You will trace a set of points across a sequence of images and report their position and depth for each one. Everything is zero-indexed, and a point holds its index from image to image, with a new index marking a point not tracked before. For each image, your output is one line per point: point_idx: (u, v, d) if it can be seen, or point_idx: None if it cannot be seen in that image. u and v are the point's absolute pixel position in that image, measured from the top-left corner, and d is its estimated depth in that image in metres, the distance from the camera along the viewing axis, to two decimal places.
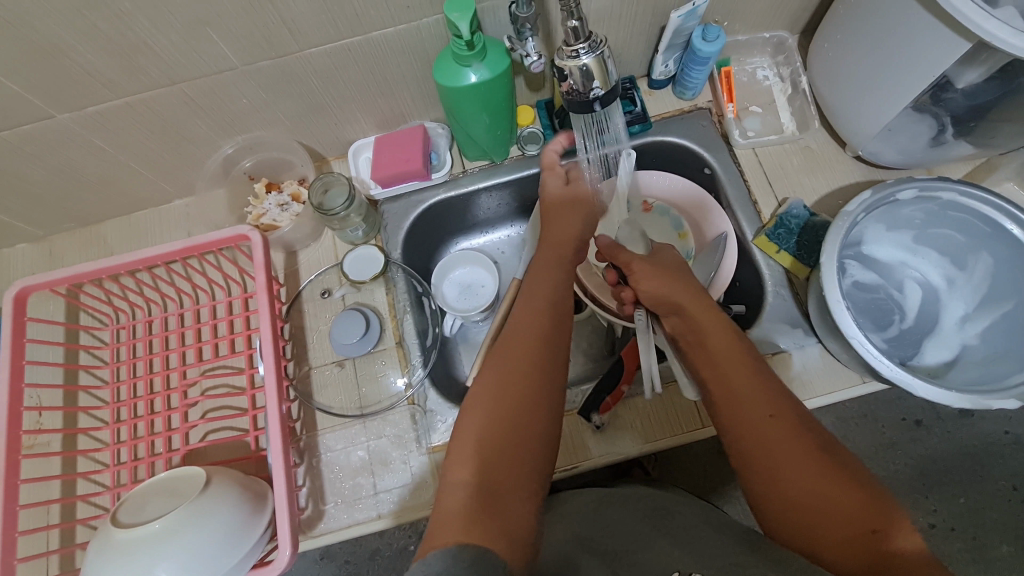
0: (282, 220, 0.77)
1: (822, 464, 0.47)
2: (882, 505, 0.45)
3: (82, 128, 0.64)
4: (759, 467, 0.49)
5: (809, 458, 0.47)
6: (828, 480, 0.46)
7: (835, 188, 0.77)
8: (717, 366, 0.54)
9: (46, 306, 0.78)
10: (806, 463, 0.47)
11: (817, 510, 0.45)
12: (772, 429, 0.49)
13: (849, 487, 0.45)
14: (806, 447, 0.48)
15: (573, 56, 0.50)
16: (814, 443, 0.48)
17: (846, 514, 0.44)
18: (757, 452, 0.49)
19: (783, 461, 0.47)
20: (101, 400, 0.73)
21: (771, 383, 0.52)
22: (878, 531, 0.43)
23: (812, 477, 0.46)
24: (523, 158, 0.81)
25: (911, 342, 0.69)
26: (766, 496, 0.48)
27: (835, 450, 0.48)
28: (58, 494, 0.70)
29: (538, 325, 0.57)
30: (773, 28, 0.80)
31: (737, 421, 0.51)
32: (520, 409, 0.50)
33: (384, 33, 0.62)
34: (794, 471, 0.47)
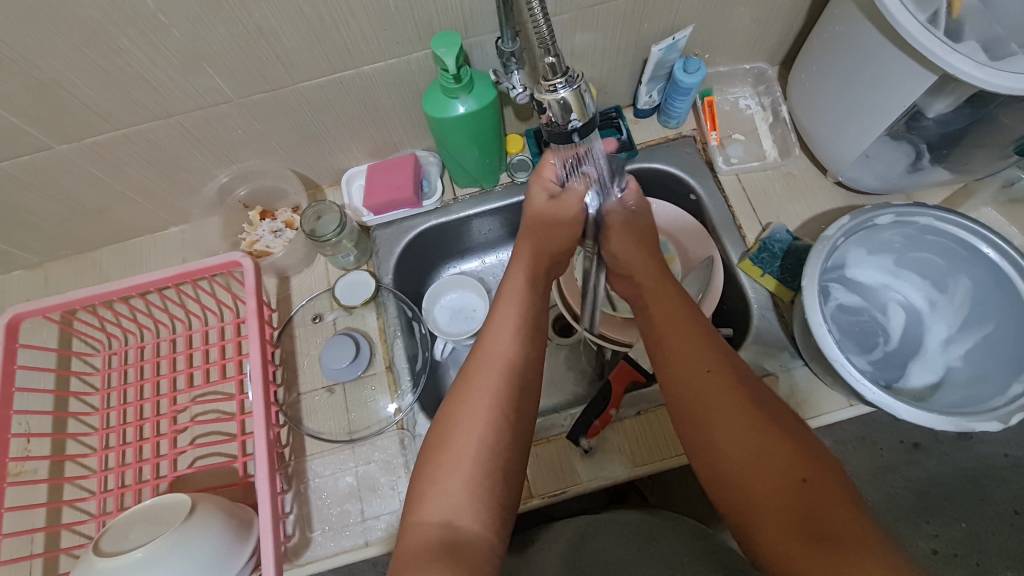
0: (275, 246, 0.79)
1: (757, 420, 0.48)
2: (812, 457, 0.46)
3: (81, 159, 0.66)
4: (699, 420, 0.51)
5: (745, 415, 0.49)
6: (763, 436, 0.47)
7: (818, 213, 0.78)
8: (664, 330, 0.57)
9: (40, 333, 0.78)
10: (744, 419, 0.49)
11: (749, 458, 0.47)
12: (711, 384, 0.51)
13: (782, 439, 0.47)
14: (741, 399, 0.50)
15: (552, 89, 0.50)
16: (750, 397, 0.50)
17: (777, 461, 0.46)
18: (697, 403, 0.51)
19: (721, 417, 0.49)
20: (90, 426, 0.73)
21: (716, 348, 0.54)
22: (806, 480, 0.45)
23: (746, 429, 0.48)
24: (512, 185, 0.83)
25: (896, 364, 0.69)
26: (709, 455, 0.49)
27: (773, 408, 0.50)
28: (42, 522, 0.69)
29: (507, 353, 0.57)
30: (753, 59, 0.83)
31: (679, 376, 0.53)
32: (496, 446, 0.51)
33: (374, 67, 0.64)
34: (729, 420, 0.49)
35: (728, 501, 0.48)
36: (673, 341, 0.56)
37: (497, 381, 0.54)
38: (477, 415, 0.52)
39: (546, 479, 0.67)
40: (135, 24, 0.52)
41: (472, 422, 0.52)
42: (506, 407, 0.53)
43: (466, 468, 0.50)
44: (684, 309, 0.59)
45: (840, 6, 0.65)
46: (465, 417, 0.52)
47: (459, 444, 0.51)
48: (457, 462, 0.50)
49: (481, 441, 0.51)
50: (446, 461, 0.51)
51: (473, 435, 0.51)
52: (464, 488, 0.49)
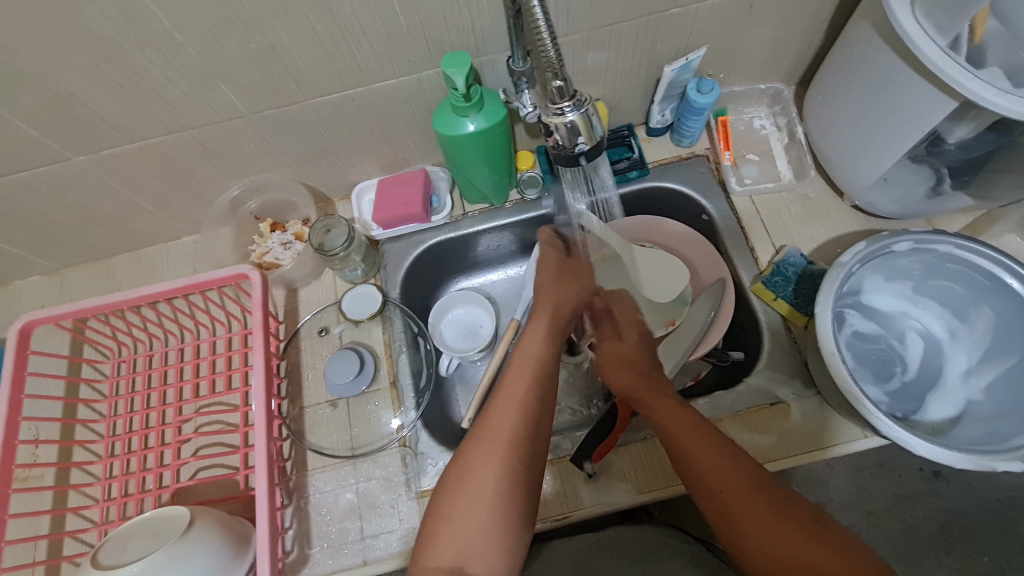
0: (284, 258, 0.79)
1: (784, 528, 0.48)
2: (845, 556, 0.45)
3: (97, 170, 0.67)
4: (731, 533, 0.50)
5: (767, 527, 0.48)
6: (794, 542, 0.47)
7: (834, 236, 0.77)
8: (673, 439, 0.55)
9: (52, 339, 0.79)
10: (770, 525, 0.48)
11: (786, 571, 0.46)
12: (734, 503, 0.50)
13: (815, 548, 0.46)
14: (763, 513, 0.49)
15: (559, 113, 0.48)
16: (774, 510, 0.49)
17: (813, 569, 0.45)
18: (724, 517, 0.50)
19: (746, 530, 0.49)
20: (97, 434, 0.74)
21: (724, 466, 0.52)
22: None
23: (776, 542, 0.47)
24: (522, 202, 0.82)
25: (914, 396, 0.67)
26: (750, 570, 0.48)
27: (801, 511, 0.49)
28: (46, 529, 0.69)
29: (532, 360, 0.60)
30: (768, 79, 0.82)
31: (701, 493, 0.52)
32: (525, 447, 0.53)
33: (385, 84, 0.65)
34: (759, 536, 0.48)
35: None
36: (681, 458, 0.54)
37: (529, 389, 0.57)
38: (496, 433, 0.53)
39: (551, 502, 0.66)
40: (152, 42, 0.53)
41: (506, 417, 0.55)
42: (526, 423, 0.54)
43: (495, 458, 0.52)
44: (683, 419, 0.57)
45: (857, 29, 0.64)
46: (487, 434, 0.54)
47: (493, 445, 0.53)
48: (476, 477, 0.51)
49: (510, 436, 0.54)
50: (468, 474, 0.52)
51: (495, 452, 0.52)
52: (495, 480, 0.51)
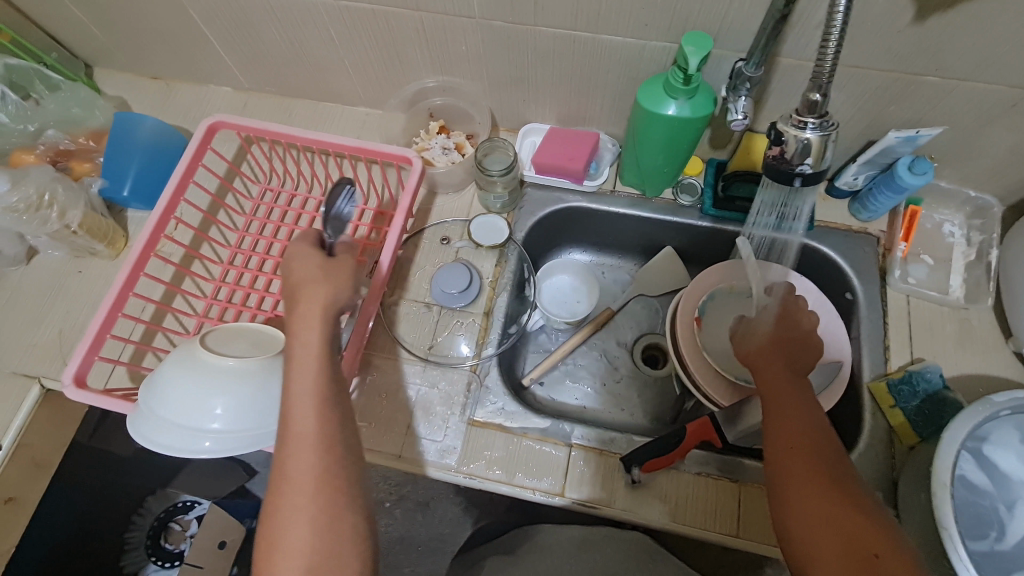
0: (439, 161, 0.81)
1: (830, 497, 0.48)
2: (880, 530, 0.46)
3: (327, 15, 0.72)
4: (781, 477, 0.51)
5: (814, 483, 0.49)
6: (835, 507, 0.48)
7: (981, 373, 0.70)
8: (766, 384, 0.58)
9: (221, 145, 0.87)
10: (818, 488, 0.49)
11: (818, 526, 0.48)
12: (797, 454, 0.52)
13: (855, 517, 0.47)
14: (817, 476, 0.50)
15: (798, 126, 0.45)
16: (828, 474, 0.50)
17: (847, 529, 0.46)
18: (779, 464, 0.52)
19: (795, 476, 0.51)
20: (225, 240, 0.80)
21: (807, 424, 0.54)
22: (876, 556, 0.44)
23: (818, 500, 0.49)
24: (673, 204, 0.81)
25: (999, 567, 0.61)
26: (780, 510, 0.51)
27: (852, 483, 0.50)
28: (157, 298, 0.77)
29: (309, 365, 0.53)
30: (981, 188, 0.76)
31: (772, 430, 0.54)
32: (308, 439, 0.51)
33: (613, 39, 0.65)
34: (803, 490, 0.49)
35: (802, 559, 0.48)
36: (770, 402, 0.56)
37: (314, 422, 0.51)
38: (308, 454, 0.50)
39: (585, 486, 0.67)
40: None
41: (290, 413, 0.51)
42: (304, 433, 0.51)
43: (319, 503, 0.49)
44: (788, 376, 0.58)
45: None
46: (297, 469, 0.49)
47: (288, 468, 0.50)
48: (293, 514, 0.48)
49: (318, 472, 0.49)
50: (286, 511, 0.49)
51: (307, 494, 0.49)
52: (307, 525, 0.48)
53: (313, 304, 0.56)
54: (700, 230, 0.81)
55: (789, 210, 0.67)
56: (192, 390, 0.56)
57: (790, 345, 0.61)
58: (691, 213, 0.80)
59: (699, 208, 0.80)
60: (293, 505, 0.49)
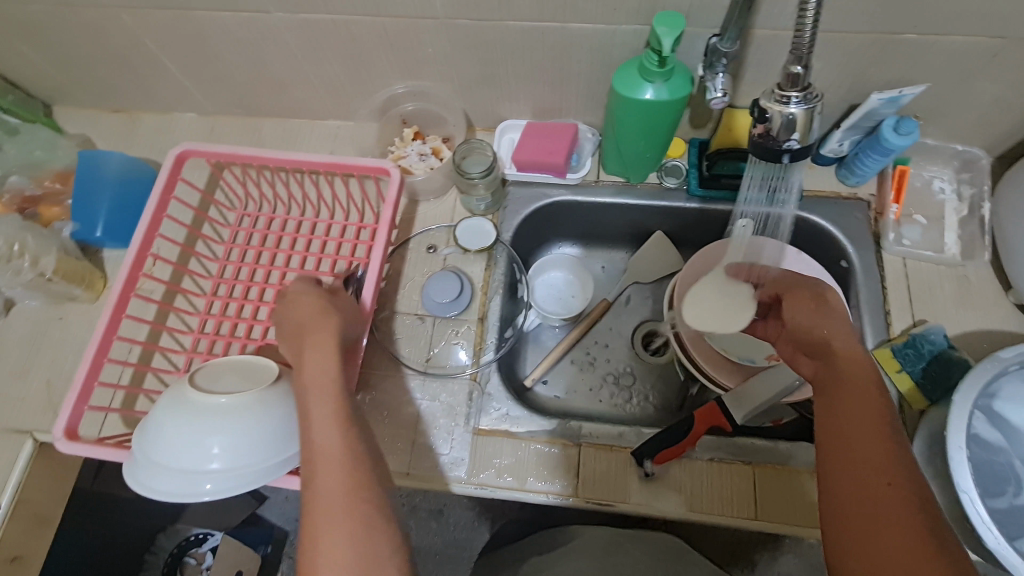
0: (417, 168, 0.80)
1: (922, 559, 0.37)
2: None
3: (286, 30, 0.69)
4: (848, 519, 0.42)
5: (888, 526, 0.40)
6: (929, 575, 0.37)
7: (984, 329, 0.70)
8: (842, 393, 0.47)
9: (193, 174, 0.84)
10: (907, 543, 0.38)
11: None
12: (881, 493, 0.41)
13: None
14: (910, 529, 0.39)
15: (782, 101, 0.44)
16: (923, 529, 0.39)
17: None
18: (852, 501, 0.42)
19: (866, 515, 0.41)
20: (207, 271, 0.78)
21: (892, 456, 0.43)
22: None
23: (906, 561, 0.38)
24: (659, 188, 0.80)
25: (1019, 523, 0.61)
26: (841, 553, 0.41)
27: (953, 542, 0.38)
28: (143, 337, 0.75)
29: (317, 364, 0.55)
30: (968, 142, 0.74)
31: (845, 460, 0.44)
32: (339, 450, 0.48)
33: (582, 27, 0.63)
34: (886, 542, 0.39)
35: None
36: (832, 407, 0.47)
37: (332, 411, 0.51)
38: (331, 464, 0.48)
39: (598, 484, 0.65)
40: None
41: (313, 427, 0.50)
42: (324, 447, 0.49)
43: (351, 494, 0.46)
44: (873, 380, 0.47)
45: None
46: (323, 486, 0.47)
47: (318, 477, 0.47)
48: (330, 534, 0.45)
49: (346, 457, 0.48)
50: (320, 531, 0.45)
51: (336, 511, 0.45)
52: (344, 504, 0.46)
53: (322, 336, 0.57)
54: (689, 212, 0.80)
55: (779, 182, 0.65)
56: (186, 431, 0.54)
57: (832, 293, 0.54)
58: (678, 195, 0.79)
59: (685, 190, 0.79)
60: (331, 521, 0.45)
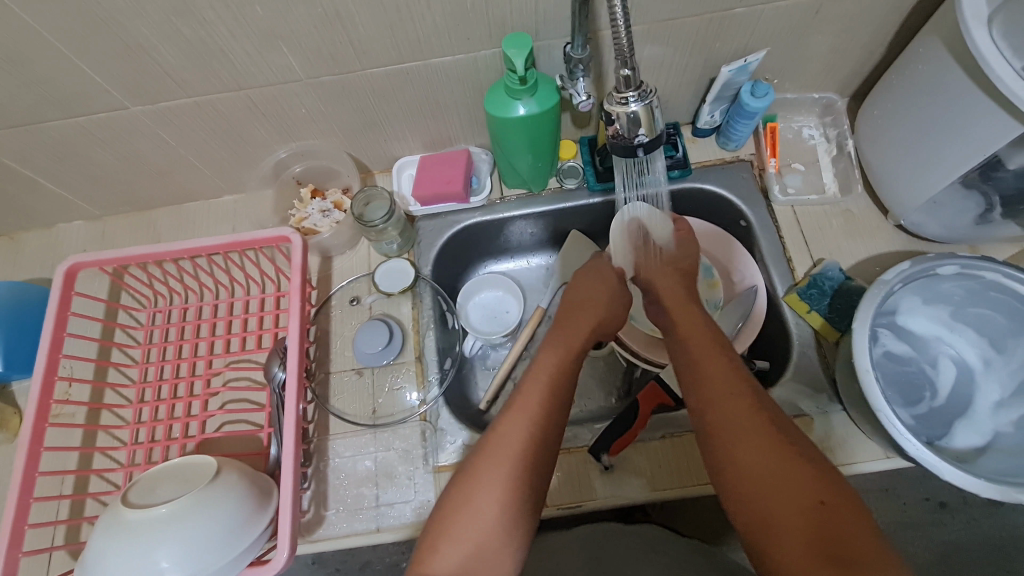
0: (322, 226, 0.80)
1: (771, 441, 0.47)
2: (826, 475, 0.44)
3: (151, 121, 0.68)
4: (716, 430, 0.50)
5: (761, 435, 0.47)
6: (777, 453, 0.46)
7: (873, 254, 0.76)
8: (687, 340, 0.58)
9: (92, 283, 0.81)
10: (758, 435, 0.47)
11: (762, 474, 0.45)
12: (731, 402, 0.50)
13: (799, 462, 0.45)
14: (762, 423, 0.48)
15: (623, 102, 0.50)
16: (769, 420, 0.48)
17: (790, 479, 0.44)
18: (713, 414, 0.51)
19: (734, 429, 0.49)
20: (128, 378, 0.76)
21: (750, 384, 0.52)
22: (824, 503, 0.43)
23: (762, 447, 0.47)
24: (561, 191, 0.82)
25: (941, 422, 0.67)
26: (720, 473, 0.48)
27: (790, 426, 0.49)
28: (74, 465, 0.71)
29: (533, 387, 0.56)
30: (822, 89, 0.81)
31: (698, 383, 0.53)
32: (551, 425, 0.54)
33: (442, 60, 0.65)
34: (744, 438, 0.48)
35: (750, 512, 0.45)
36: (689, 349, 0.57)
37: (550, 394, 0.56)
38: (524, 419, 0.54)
39: (564, 489, 0.67)
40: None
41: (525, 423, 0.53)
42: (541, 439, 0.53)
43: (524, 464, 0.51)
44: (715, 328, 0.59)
45: (926, 43, 0.63)
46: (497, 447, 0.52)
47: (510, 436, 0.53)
48: (485, 479, 0.51)
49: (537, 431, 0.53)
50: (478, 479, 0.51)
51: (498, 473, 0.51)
52: (499, 484, 0.50)
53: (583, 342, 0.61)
54: (594, 207, 0.83)
55: (644, 163, 0.69)
56: (128, 554, 0.52)
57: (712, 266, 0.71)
58: (579, 194, 0.82)
59: (585, 187, 0.81)
60: (491, 462, 0.51)
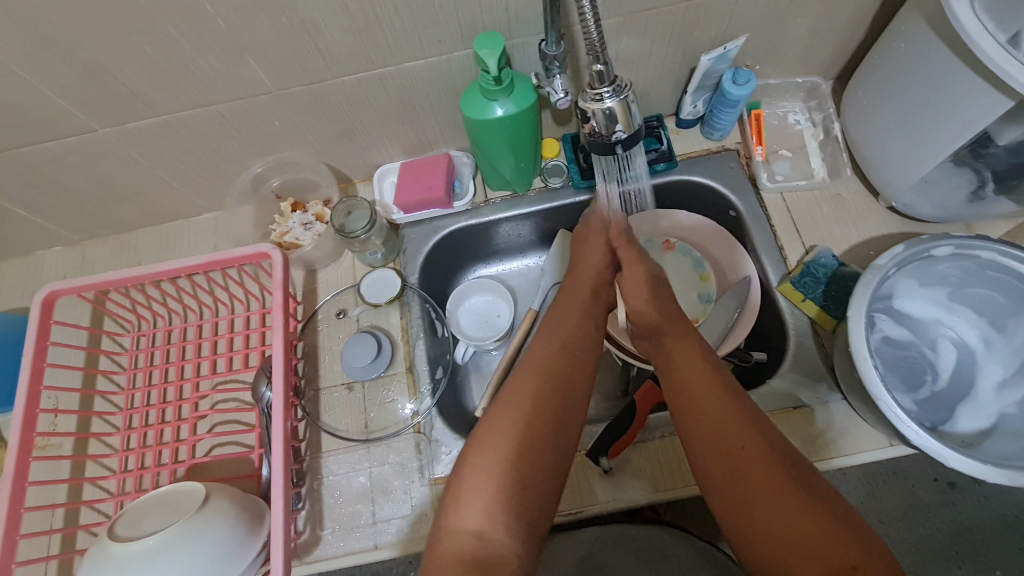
0: (304, 239, 0.78)
1: (793, 503, 0.43)
2: (854, 535, 0.41)
3: (121, 142, 0.66)
4: (731, 490, 0.46)
5: (781, 495, 0.43)
6: (799, 515, 0.42)
7: (867, 238, 0.74)
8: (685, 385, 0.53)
9: (73, 310, 0.80)
10: (777, 496, 0.43)
11: (786, 539, 0.42)
12: (746, 459, 0.46)
13: (823, 523, 0.41)
14: (779, 481, 0.44)
15: (597, 99, 0.49)
16: (787, 475, 0.44)
17: (816, 543, 0.41)
18: (725, 473, 0.47)
19: (752, 491, 0.45)
20: (115, 406, 0.74)
21: (761, 432, 0.47)
22: (856, 568, 0.39)
23: (782, 508, 0.43)
24: (546, 191, 0.81)
25: (944, 406, 0.65)
26: (740, 537, 0.45)
27: (809, 477, 0.45)
28: (64, 497, 0.70)
29: (528, 388, 0.53)
30: (805, 72, 0.79)
31: (703, 437, 0.49)
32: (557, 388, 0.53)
33: (414, 65, 0.63)
34: (761, 500, 0.44)
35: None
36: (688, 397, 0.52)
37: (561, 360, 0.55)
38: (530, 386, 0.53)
39: (564, 495, 0.65)
40: (183, 15, 0.52)
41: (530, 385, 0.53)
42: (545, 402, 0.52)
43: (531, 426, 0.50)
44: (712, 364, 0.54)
45: (907, 21, 0.61)
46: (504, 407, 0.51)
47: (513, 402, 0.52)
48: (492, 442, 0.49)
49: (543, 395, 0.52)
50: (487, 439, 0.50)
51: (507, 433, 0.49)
52: (508, 458, 0.48)
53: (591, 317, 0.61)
54: (581, 205, 0.81)
55: (624, 160, 0.69)
56: None
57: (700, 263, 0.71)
58: (565, 193, 0.80)
59: (570, 185, 0.80)
60: (499, 424, 0.50)
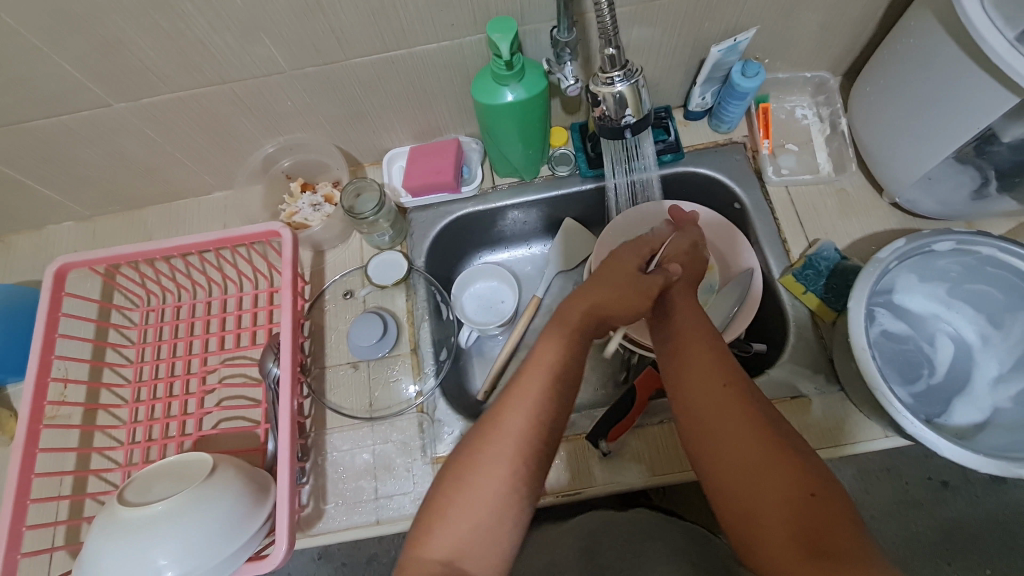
0: (313, 219, 0.79)
1: (763, 438, 0.46)
2: (815, 470, 0.44)
3: (135, 117, 0.67)
4: (706, 427, 0.49)
5: (752, 431, 0.47)
6: (768, 448, 0.45)
7: (870, 233, 0.75)
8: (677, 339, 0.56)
9: (84, 284, 0.81)
10: (750, 432, 0.47)
11: (752, 469, 0.45)
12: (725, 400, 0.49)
13: (789, 457, 0.45)
14: (753, 420, 0.47)
15: (608, 82, 0.50)
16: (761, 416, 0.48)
17: (779, 472, 0.44)
18: (704, 413, 0.49)
19: (726, 428, 0.47)
20: (124, 378, 0.75)
21: (742, 380, 0.50)
22: (815, 495, 0.42)
23: (752, 442, 0.46)
24: (553, 179, 0.82)
25: (939, 399, 0.66)
26: (709, 469, 0.47)
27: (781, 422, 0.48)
28: (72, 466, 0.71)
29: (534, 390, 0.51)
30: (814, 67, 0.80)
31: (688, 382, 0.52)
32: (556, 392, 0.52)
33: (427, 48, 0.64)
34: (734, 435, 0.47)
35: (736, 506, 0.45)
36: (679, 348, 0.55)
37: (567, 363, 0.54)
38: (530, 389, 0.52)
39: (563, 476, 0.67)
40: None
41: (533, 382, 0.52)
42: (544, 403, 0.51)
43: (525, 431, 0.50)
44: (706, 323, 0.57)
45: (917, 17, 0.62)
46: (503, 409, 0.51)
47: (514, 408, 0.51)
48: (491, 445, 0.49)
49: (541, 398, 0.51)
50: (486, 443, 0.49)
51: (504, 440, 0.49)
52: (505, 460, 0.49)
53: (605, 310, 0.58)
54: (587, 194, 0.82)
55: (633, 147, 0.73)
56: (125, 553, 0.52)
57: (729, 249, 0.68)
58: (572, 181, 0.81)
59: (578, 174, 0.81)
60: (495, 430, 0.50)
